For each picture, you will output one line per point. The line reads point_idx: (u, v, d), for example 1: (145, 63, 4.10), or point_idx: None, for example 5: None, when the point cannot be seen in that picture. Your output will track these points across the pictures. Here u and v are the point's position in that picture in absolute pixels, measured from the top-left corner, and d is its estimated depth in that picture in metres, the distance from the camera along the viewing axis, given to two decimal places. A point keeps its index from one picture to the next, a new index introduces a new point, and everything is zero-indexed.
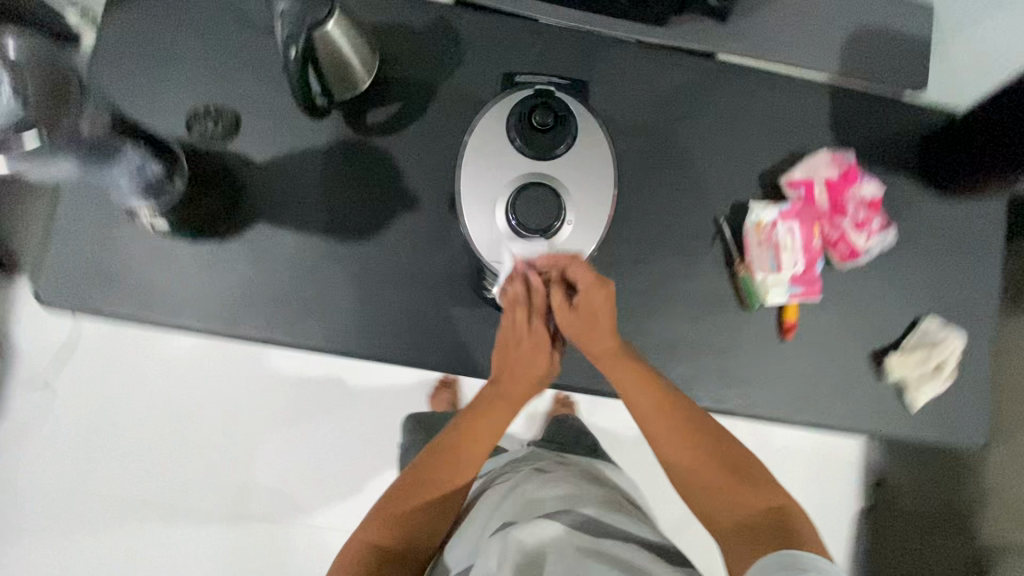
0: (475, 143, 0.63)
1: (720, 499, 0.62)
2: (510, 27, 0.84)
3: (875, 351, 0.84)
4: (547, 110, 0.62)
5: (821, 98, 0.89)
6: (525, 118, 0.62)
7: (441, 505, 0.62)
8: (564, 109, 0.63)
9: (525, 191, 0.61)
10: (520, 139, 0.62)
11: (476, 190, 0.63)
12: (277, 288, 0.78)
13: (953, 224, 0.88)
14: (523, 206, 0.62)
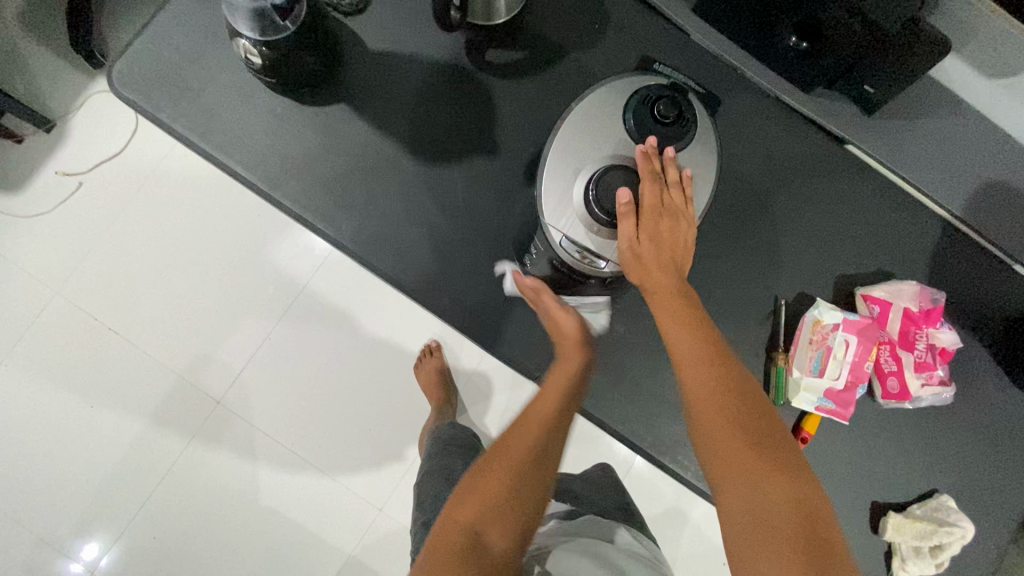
0: (586, 106, 0.59)
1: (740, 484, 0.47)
2: (657, 33, 0.82)
3: (877, 502, 0.79)
4: (673, 104, 0.56)
5: (929, 232, 0.84)
6: (648, 103, 0.57)
7: (508, 482, 0.53)
8: (691, 110, 0.57)
9: (609, 174, 0.56)
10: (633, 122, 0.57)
11: (566, 152, 0.58)
12: (332, 173, 0.76)
13: (1012, 413, 0.82)
14: (608, 187, 0.56)
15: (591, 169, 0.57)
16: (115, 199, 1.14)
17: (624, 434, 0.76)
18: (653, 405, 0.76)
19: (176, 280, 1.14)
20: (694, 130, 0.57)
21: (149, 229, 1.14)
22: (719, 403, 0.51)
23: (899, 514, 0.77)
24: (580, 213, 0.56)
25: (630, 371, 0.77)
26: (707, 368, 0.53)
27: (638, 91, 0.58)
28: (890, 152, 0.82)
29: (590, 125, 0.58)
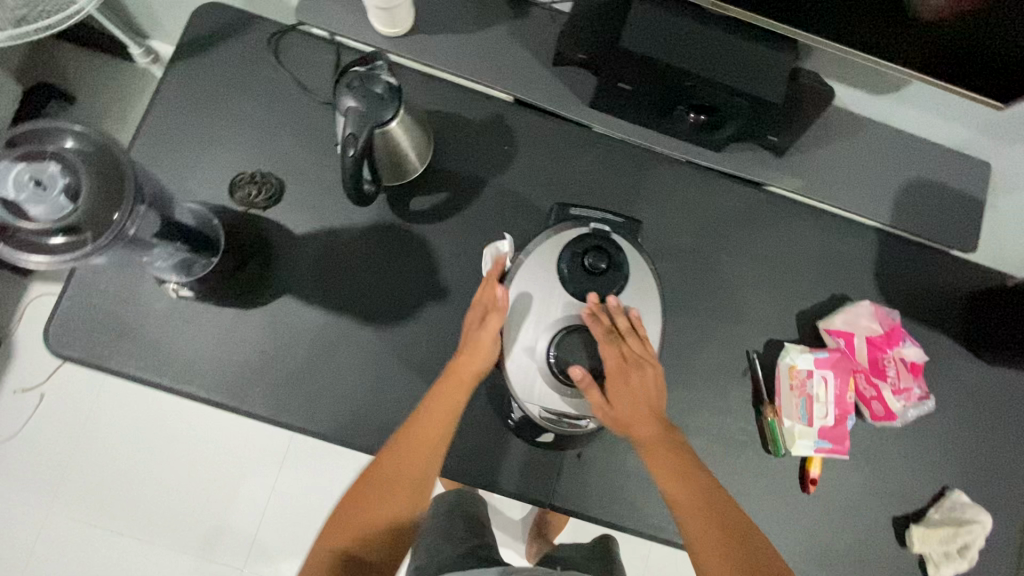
0: (526, 274, 0.64)
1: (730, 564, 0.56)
2: (564, 135, 0.85)
3: (897, 517, 0.81)
4: (601, 255, 0.63)
5: (867, 245, 0.88)
6: (578, 258, 0.64)
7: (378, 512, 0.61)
8: (619, 254, 0.64)
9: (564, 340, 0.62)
10: (571, 279, 0.64)
11: (522, 323, 0.63)
12: (293, 367, 0.76)
13: (991, 392, 0.85)
14: (565, 348, 0.62)
15: (546, 332, 0.63)
16: (89, 410, 1.14)
17: (646, 531, 0.77)
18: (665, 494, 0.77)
19: (169, 472, 1.12)
20: (626, 270, 0.64)
21: (131, 430, 1.13)
22: (709, 531, 0.58)
23: (920, 524, 0.80)
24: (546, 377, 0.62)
25: (634, 467, 0.78)
26: (699, 506, 0.59)
27: (568, 249, 0.64)
28: (809, 184, 0.85)
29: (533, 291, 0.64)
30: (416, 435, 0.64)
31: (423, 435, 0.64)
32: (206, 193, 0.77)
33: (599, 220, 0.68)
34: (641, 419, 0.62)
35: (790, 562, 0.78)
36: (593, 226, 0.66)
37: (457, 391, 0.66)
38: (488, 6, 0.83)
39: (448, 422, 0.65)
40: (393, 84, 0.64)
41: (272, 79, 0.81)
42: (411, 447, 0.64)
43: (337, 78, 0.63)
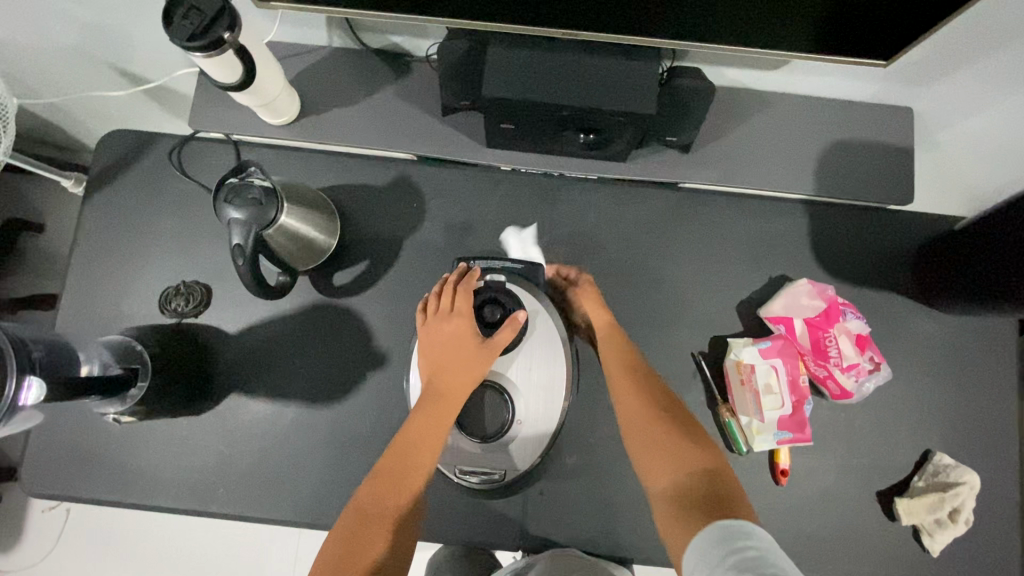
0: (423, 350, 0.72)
1: (673, 460, 0.62)
2: (469, 177, 0.86)
3: (880, 491, 0.78)
4: (496, 305, 0.71)
5: (797, 219, 0.85)
6: (478, 313, 0.71)
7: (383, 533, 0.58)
8: (512, 302, 0.71)
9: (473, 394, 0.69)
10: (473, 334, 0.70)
11: None
12: (252, 460, 0.79)
13: (961, 344, 0.82)
14: (471, 406, 0.69)
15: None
16: (114, 518, 1.21)
17: (623, 557, 0.76)
18: (635, 516, 0.76)
19: (199, 557, 1.20)
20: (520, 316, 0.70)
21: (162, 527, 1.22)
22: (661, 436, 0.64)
23: (905, 495, 0.76)
24: (458, 436, 0.69)
25: (599, 496, 0.77)
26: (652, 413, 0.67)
27: None
28: (724, 173, 0.83)
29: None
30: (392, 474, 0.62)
31: (402, 445, 0.63)
32: (141, 311, 0.81)
33: (499, 271, 0.74)
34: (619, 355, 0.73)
35: None
36: (487, 278, 0.72)
37: (446, 407, 0.66)
38: (368, 71, 0.84)
39: (433, 442, 0.64)
40: (268, 186, 0.66)
41: (181, 189, 0.84)
42: (402, 451, 0.63)
43: (216, 193, 0.65)
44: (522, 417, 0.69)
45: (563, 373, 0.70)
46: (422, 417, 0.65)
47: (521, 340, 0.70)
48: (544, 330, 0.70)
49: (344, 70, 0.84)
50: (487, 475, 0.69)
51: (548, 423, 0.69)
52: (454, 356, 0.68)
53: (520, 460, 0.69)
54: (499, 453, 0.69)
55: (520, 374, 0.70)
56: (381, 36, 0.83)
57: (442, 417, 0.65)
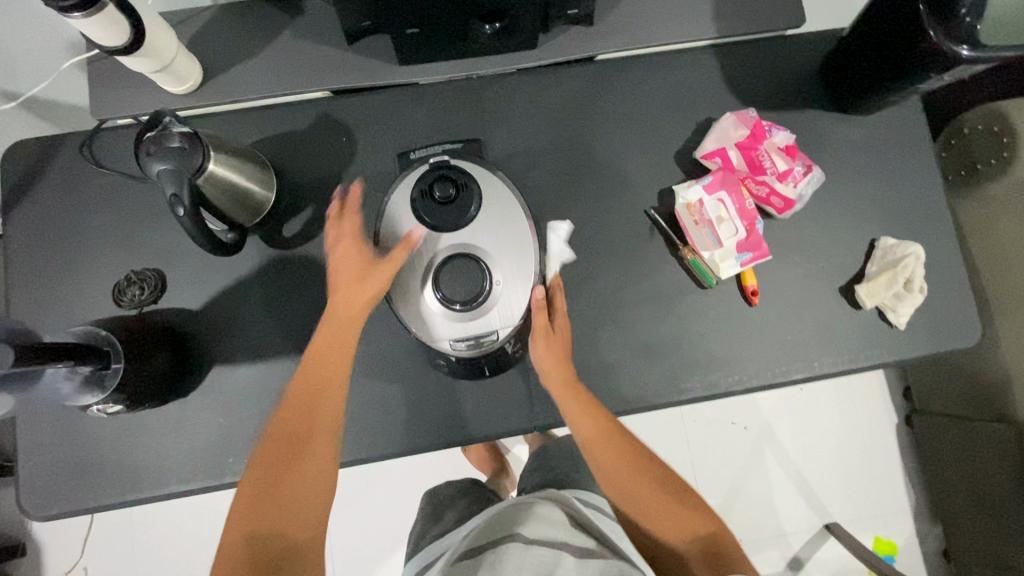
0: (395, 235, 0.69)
1: (658, 514, 0.68)
2: (390, 101, 0.86)
3: (842, 286, 0.84)
4: (446, 182, 0.69)
5: (709, 63, 0.89)
6: (429, 194, 0.70)
7: (293, 485, 0.61)
8: (462, 177, 0.70)
9: (449, 267, 0.68)
10: (431, 217, 0.69)
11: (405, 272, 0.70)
12: (253, 423, 0.78)
13: (879, 138, 0.88)
14: (446, 280, 0.68)
15: (428, 275, 0.69)
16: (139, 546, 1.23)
17: (629, 410, 0.81)
18: (632, 370, 0.81)
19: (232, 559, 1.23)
20: (475, 184, 0.70)
21: (198, 540, 1.23)
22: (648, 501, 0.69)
23: (863, 282, 0.83)
24: (442, 310, 0.69)
25: (594, 362, 0.82)
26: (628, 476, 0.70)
27: (415, 193, 0.70)
28: (631, 37, 0.86)
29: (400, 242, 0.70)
30: (305, 407, 0.65)
31: (302, 390, 0.66)
32: (96, 312, 0.79)
33: (441, 152, 0.75)
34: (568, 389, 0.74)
35: (767, 371, 0.82)
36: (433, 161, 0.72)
37: (344, 331, 0.69)
38: (262, 20, 0.83)
39: (333, 363, 0.68)
40: (189, 132, 0.65)
41: (102, 182, 0.81)
42: (307, 392, 0.66)
43: (136, 150, 0.64)
44: (500, 281, 0.70)
45: (528, 229, 0.72)
46: (327, 349, 0.68)
47: (479, 207, 0.71)
48: (500, 193, 0.72)
49: (236, 23, 0.83)
50: (479, 343, 0.70)
51: (528, 279, 0.71)
52: (347, 277, 0.71)
53: (508, 317, 0.70)
54: (490, 315, 0.70)
55: (488, 240, 0.70)
56: None
57: (340, 346, 0.69)
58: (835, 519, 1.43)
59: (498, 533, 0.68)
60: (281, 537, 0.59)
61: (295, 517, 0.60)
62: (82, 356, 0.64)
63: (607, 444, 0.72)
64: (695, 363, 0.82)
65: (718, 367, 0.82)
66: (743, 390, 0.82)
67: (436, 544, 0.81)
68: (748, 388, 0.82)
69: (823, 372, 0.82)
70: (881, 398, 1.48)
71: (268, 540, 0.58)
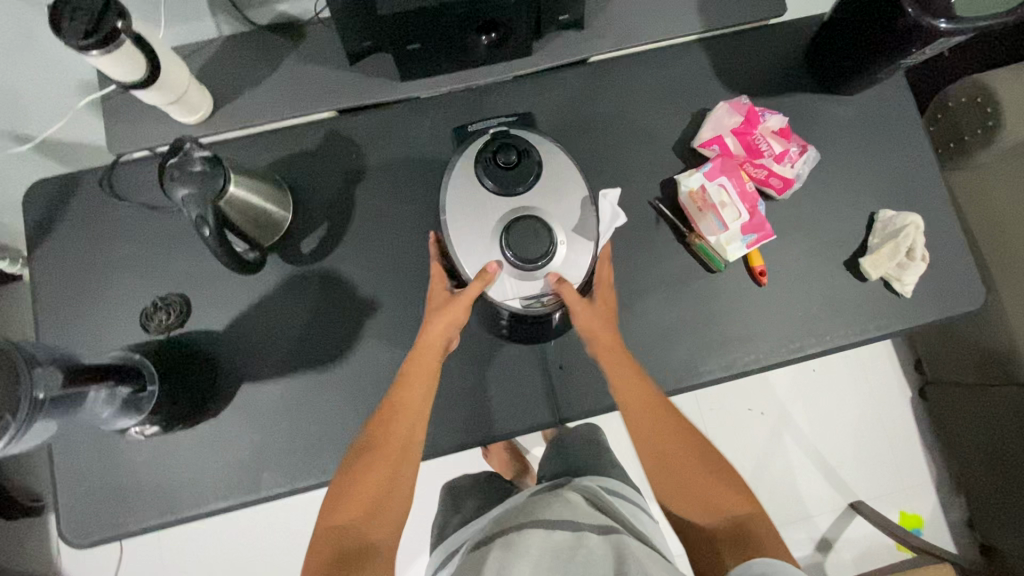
0: (458, 202, 0.70)
1: (702, 489, 0.69)
2: (395, 114, 0.89)
3: (847, 259, 0.86)
4: (508, 150, 0.70)
5: (698, 56, 0.92)
6: (492, 162, 0.71)
7: (377, 492, 0.66)
8: (522, 145, 0.71)
9: (514, 228, 0.69)
10: (494, 182, 0.70)
11: (468, 235, 0.70)
12: (285, 436, 0.80)
13: (868, 115, 0.91)
14: (513, 241, 0.69)
15: (494, 238, 0.70)
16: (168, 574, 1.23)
17: None
18: (650, 356, 0.83)
19: None
20: (535, 151, 0.71)
21: (228, 563, 1.23)
22: (696, 473, 0.70)
23: (867, 254, 0.85)
24: (509, 270, 0.69)
25: None
26: (678, 444, 0.72)
27: (479, 161, 0.71)
28: (621, 36, 0.90)
29: (463, 206, 0.70)
30: (389, 424, 0.69)
31: (390, 410, 0.70)
32: (124, 339, 0.81)
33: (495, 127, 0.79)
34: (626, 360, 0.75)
35: (782, 347, 0.84)
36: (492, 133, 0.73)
37: (427, 355, 0.73)
38: (267, 48, 0.86)
39: (417, 385, 0.71)
40: (209, 156, 0.68)
41: (123, 213, 0.83)
42: (394, 409, 0.70)
43: (160, 176, 0.66)
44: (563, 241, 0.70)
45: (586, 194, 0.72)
46: (412, 370, 0.72)
47: (537, 173, 0.71)
48: (556, 161, 0.73)
49: (241, 52, 0.87)
50: (545, 299, 0.71)
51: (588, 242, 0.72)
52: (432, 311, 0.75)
53: (570, 275, 0.70)
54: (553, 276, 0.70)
55: (549, 204, 0.71)
56: (266, 9, 0.85)
57: (427, 364, 0.72)
58: (859, 496, 1.44)
59: (515, 520, 0.67)
60: (360, 546, 0.63)
61: (378, 528, 0.65)
62: (125, 375, 0.68)
63: (660, 415, 0.73)
64: (712, 345, 0.84)
65: (733, 347, 0.84)
66: (760, 368, 0.84)
67: (458, 541, 0.83)
68: (764, 365, 0.84)
69: (834, 344, 0.85)
70: (893, 372, 1.49)
71: (344, 542, 0.63)
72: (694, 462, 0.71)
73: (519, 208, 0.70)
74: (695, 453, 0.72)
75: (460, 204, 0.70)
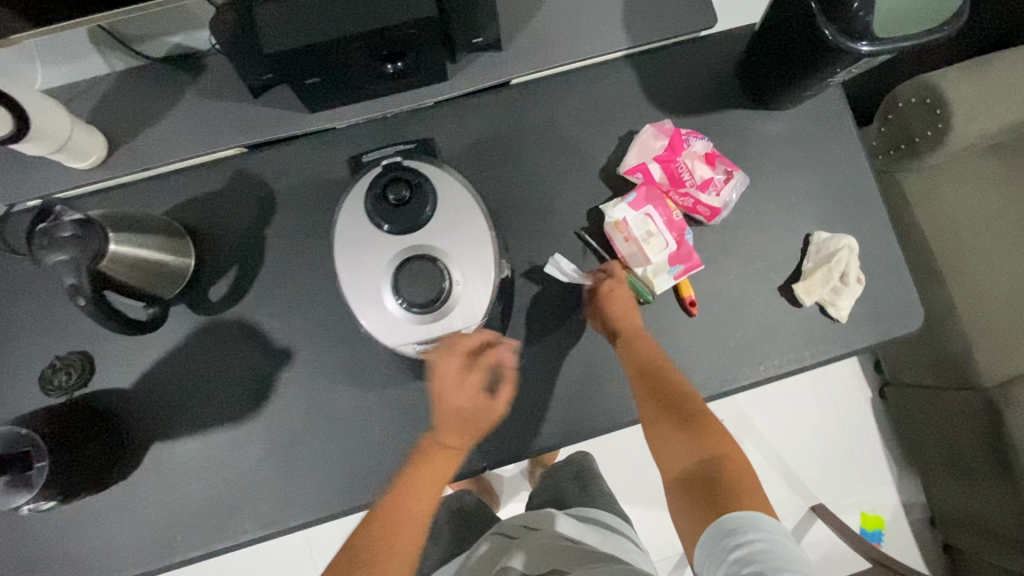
0: (346, 243, 0.60)
1: (677, 437, 0.69)
2: (306, 149, 0.84)
3: (781, 285, 0.83)
4: (398, 182, 0.59)
5: (625, 74, 0.88)
6: (382, 198, 0.59)
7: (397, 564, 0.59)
8: (415, 175, 0.60)
9: (406, 271, 0.58)
10: (384, 220, 0.59)
11: (358, 281, 0.59)
12: (199, 497, 0.77)
13: (803, 131, 0.87)
14: (406, 284, 0.58)
15: (386, 282, 0.59)
16: None
17: (580, 437, 0.80)
18: (578, 395, 0.81)
19: None
20: (430, 181, 0.61)
21: None
22: (669, 423, 0.70)
23: (801, 280, 0.82)
24: (402, 314, 0.59)
25: (538, 393, 0.81)
26: (651, 395, 0.72)
27: (366, 194, 0.60)
28: (541, 55, 0.84)
29: (350, 247, 0.60)
30: (400, 501, 0.62)
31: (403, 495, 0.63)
32: (25, 403, 0.77)
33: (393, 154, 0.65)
34: (625, 319, 0.77)
35: (715, 379, 0.82)
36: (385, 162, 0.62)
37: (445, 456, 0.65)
38: (162, 84, 0.81)
39: (436, 472, 0.64)
40: (82, 219, 0.63)
41: (17, 268, 0.79)
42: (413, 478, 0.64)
43: (30, 244, 0.62)
44: (462, 280, 0.60)
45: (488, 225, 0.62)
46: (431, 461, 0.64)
47: (433, 205, 0.60)
48: (455, 190, 0.62)
49: (136, 89, 0.81)
50: (443, 342, 0.62)
51: (490, 282, 0.62)
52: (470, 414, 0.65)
53: (472, 317, 0.61)
54: (456, 322, 0.61)
55: (449, 240, 0.60)
56: (158, 41, 0.80)
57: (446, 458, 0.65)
58: (821, 500, 1.44)
59: None
60: None
61: None
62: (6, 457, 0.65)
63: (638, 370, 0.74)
64: None
65: None
66: None
67: None
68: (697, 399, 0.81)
69: (770, 374, 0.82)
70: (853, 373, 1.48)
71: None
72: (666, 413, 0.70)
73: (413, 249, 0.59)
74: (669, 401, 0.71)
75: (345, 243, 0.60)
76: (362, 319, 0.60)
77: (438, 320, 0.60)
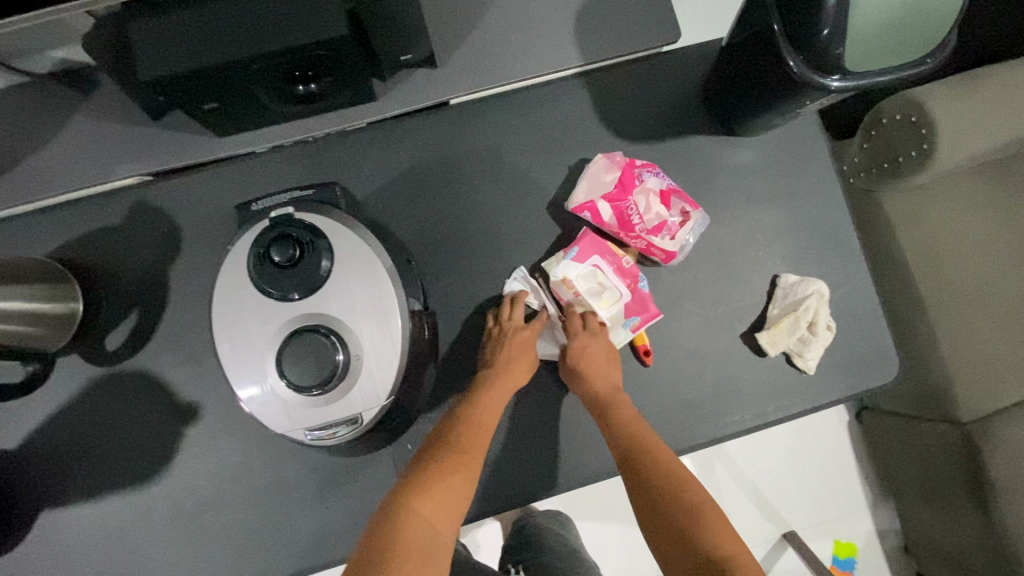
0: (230, 312, 0.53)
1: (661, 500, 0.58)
2: (217, 178, 0.75)
3: (744, 332, 0.76)
4: (284, 242, 0.52)
5: (578, 94, 0.79)
6: (268, 259, 0.52)
7: None
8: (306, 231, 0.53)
9: (291, 346, 0.51)
10: (272, 285, 0.52)
11: (241, 356, 0.53)
12: (96, 568, 0.70)
13: (773, 161, 0.79)
14: (291, 359, 0.51)
15: (272, 355, 0.52)
16: None
17: (519, 500, 0.73)
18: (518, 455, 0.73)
19: None
20: (325, 238, 0.53)
21: None
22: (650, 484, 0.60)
23: (766, 327, 0.75)
24: (289, 395, 0.52)
25: None
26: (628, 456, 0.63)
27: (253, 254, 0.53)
28: (483, 73, 0.75)
29: (236, 312, 0.53)
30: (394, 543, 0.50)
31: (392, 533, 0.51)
32: None
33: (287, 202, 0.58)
34: (597, 364, 0.70)
35: (669, 437, 0.74)
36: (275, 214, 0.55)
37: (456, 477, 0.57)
38: (46, 103, 0.71)
39: (449, 508, 0.55)
40: None
41: None
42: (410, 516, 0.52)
43: None
44: (360, 353, 0.53)
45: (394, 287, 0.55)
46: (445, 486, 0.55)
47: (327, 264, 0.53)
48: (356, 247, 0.55)
49: (16, 109, 0.71)
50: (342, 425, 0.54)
51: (395, 355, 0.54)
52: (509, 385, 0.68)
53: (374, 396, 0.54)
54: (355, 401, 0.53)
55: (345, 308, 0.53)
56: None
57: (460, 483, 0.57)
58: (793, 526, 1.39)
59: None
60: None
61: None
62: None
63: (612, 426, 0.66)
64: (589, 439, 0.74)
65: None
66: None
67: None
68: None
69: (730, 431, 0.75)
70: None
71: None
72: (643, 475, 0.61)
73: (302, 317, 0.52)
74: (650, 459, 0.62)
75: (229, 307, 0.53)
76: (246, 399, 0.53)
77: (333, 401, 0.53)
